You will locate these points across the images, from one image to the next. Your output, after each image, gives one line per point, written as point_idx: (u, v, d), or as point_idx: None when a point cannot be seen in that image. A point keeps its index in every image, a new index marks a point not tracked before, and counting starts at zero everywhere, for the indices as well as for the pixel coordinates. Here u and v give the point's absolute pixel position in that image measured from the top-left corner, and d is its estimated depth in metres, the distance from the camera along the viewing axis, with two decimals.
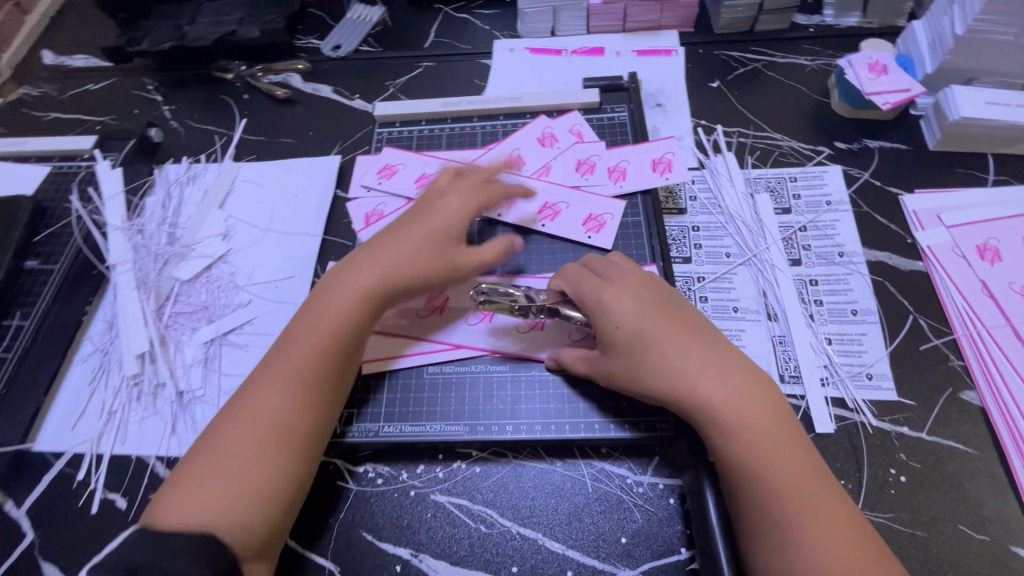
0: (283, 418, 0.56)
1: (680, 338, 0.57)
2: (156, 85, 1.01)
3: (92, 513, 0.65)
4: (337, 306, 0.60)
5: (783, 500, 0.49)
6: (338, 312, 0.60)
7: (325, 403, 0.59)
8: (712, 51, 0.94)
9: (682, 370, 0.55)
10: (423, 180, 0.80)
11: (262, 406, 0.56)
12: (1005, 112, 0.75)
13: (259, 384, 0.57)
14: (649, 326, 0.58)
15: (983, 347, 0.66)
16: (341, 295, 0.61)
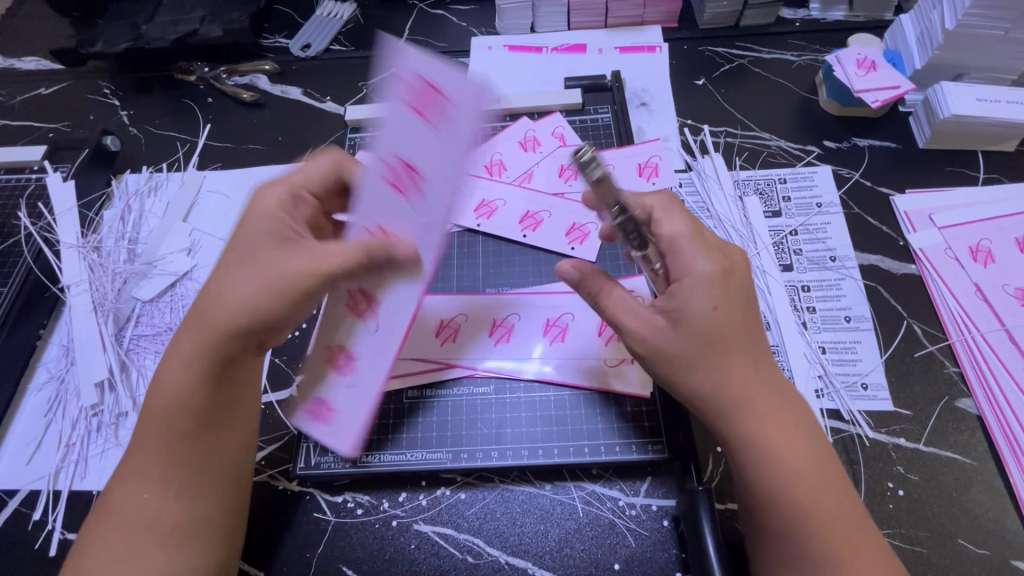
0: (155, 521, 0.48)
1: (726, 349, 0.48)
2: (113, 89, 0.95)
3: (50, 556, 0.61)
4: (178, 388, 0.50)
5: (829, 544, 0.45)
6: (180, 396, 0.50)
7: (205, 487, 0.51)
8: (697, 47, 0.91)
9: (722, 388, 0.48)
10: None
11: (126, 507, 0.49)
12: (996, 109, 0.73)
13: (122, 479, 0.49)
14: (694, 334, 0.48)
15: (979, 352, 0.64)
16: (178, 370, 0.50)
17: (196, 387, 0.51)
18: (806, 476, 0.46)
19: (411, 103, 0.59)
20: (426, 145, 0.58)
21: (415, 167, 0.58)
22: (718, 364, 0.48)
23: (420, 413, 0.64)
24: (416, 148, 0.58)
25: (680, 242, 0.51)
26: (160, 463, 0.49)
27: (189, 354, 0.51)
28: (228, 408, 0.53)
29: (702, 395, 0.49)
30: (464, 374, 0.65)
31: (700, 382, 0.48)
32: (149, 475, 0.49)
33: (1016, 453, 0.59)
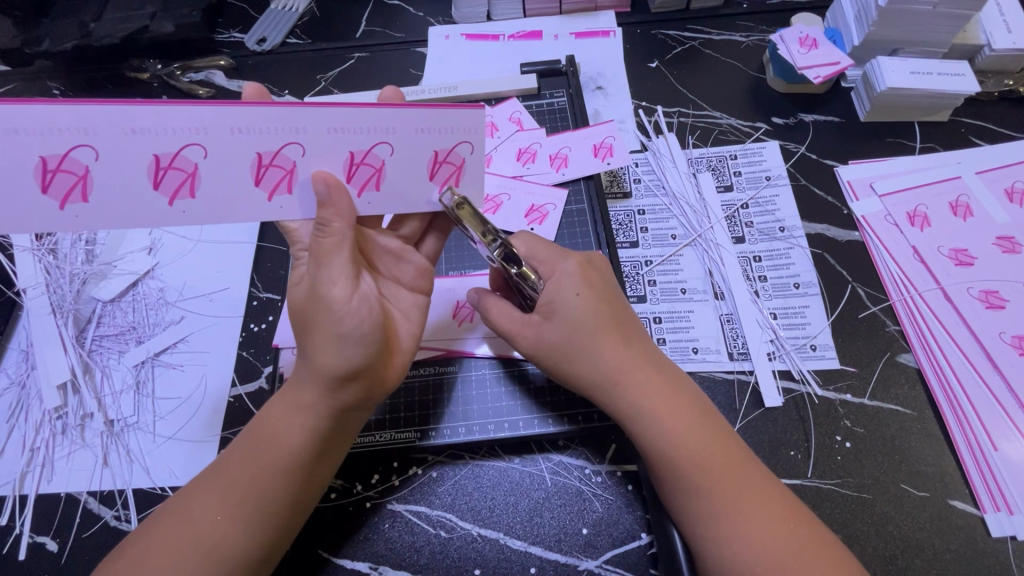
0: (219, 551, 0.48)
1: (608, 342, 0.54)
2: (63, 89, 0.94)
3: (19, 559, 0.61)
4: (292, 432, 0.51)
5: (724, 505, 0.48)
6: (292, 439, 0.51)
7: (277, 524, 0.51)
8: (649, 31, 0.93)
9: (604, 375, 0.53)
10: None
11: (190, 527, 0.48)
12: (928, 80, 0.77)
13: (196, 495, 0.50)
14: (568, 319, 0.54)
15: (916, 311, 0.68)
16: (291, 420, 0.51)
17: (308, 440, 0.51)
18: (688, 444, 0.51)
19: (184, 194, 0.47)
20: (161, 123, 0.44)
21: (167, 159, 0.45)
22: (596, 351, 0.54)
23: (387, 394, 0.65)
24: (265, 139, 0.46)
25: (538, 250, 0.57)
26: (243, 495, 0.49)
27: (306, 404, 0.51)
28: (326, 455, 0.54)
29: (582, 378, 0.54)
30: (458, 354, 0.67)
31: (574, 370, 0.55)
32: (229, 500, 0.49)
33: (952, 402, 0.63)
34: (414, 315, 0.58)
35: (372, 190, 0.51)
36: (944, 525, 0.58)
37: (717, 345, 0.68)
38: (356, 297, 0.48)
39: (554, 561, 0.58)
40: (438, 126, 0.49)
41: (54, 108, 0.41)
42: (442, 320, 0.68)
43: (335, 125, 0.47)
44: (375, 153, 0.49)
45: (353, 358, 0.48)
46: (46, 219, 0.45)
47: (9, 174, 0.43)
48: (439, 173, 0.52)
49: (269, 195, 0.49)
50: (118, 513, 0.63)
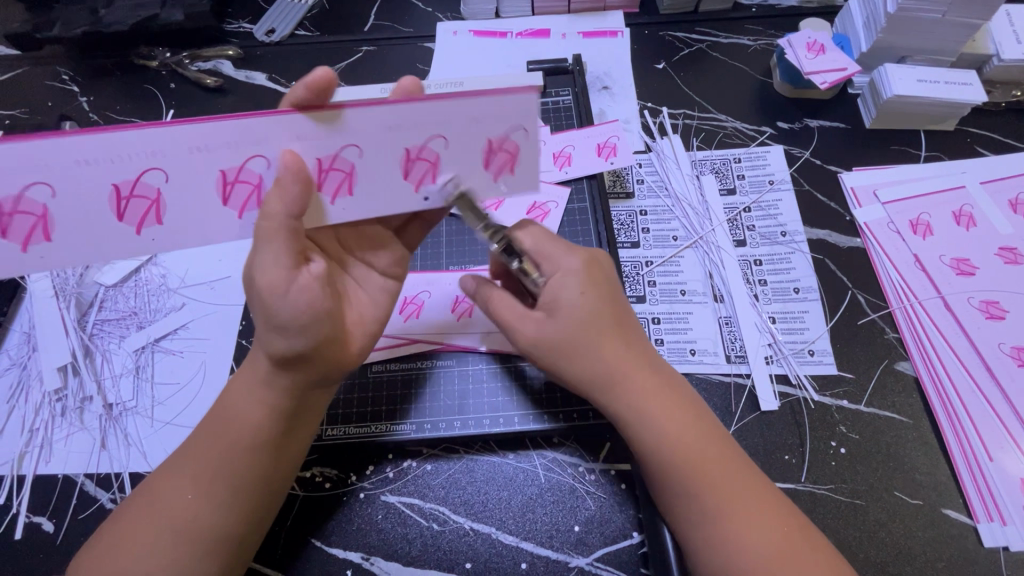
0: (192, 529, 0.49)
1: (608, 341, 0.54)
2: (72, 74, 0.94)
3: (16, 538, 0.61)
4: (246, 410, 0.51)
5: (723, 511, 0.48)
6: (246, 416, 0.51)
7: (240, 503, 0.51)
8: (658, 32, 0.93)
9: (604, 374, 0.53)
10: None
11: (164, 507, 0.49)
12: (935, 89, 0.76)
13: (167, 473, 0.51)
14: (572, 314, 0.54)
15: (917, 319, 0.68)
16: (247, 397, 0.51)
17: (266, 416, 0.51)
18: (682, 444, 0.51)
19: (250, 206, 0.48)
20: (223, 136, 0.45)
21: (234, 173, 0.47)
22: (597, 350, 0.53)
23: (385, 386, 0.66)
24: (324, 144, 0.47)
25: (544, 244, 0.57)
26: (211, 473, 0.50)
27: (259, 380, 0.51)
28: (286, 436, 0.53)
29: (583, 377, 0.54)
30: (459, 348, 0.67)
31: (573, 366, 0.54)
32: (195, 477, 0.50)
33: (949, 411, 0.63)
34: (373, 295, 0.59)
35: (429, 183, 0.51)
36: (936, 533, 0.58)
37: (715, 347, 0.68)
38: (294, 285, 0.45)
39: (545, 557, 0.58)
40: (492, 113, 0.48)
41: (125, 136, 0.44)
42: (441, 312, 0.68)
43: (389, 122, 0.47)
44: (430, 146, 0.49)
45: (296, 346, 0.47)
46: (121, 244, 0.48)
47: (86, 209, 0.46)
48: (493, 161, 0.51)
49: (331, 198, 0.49)
50: (114, 496, 0.63)
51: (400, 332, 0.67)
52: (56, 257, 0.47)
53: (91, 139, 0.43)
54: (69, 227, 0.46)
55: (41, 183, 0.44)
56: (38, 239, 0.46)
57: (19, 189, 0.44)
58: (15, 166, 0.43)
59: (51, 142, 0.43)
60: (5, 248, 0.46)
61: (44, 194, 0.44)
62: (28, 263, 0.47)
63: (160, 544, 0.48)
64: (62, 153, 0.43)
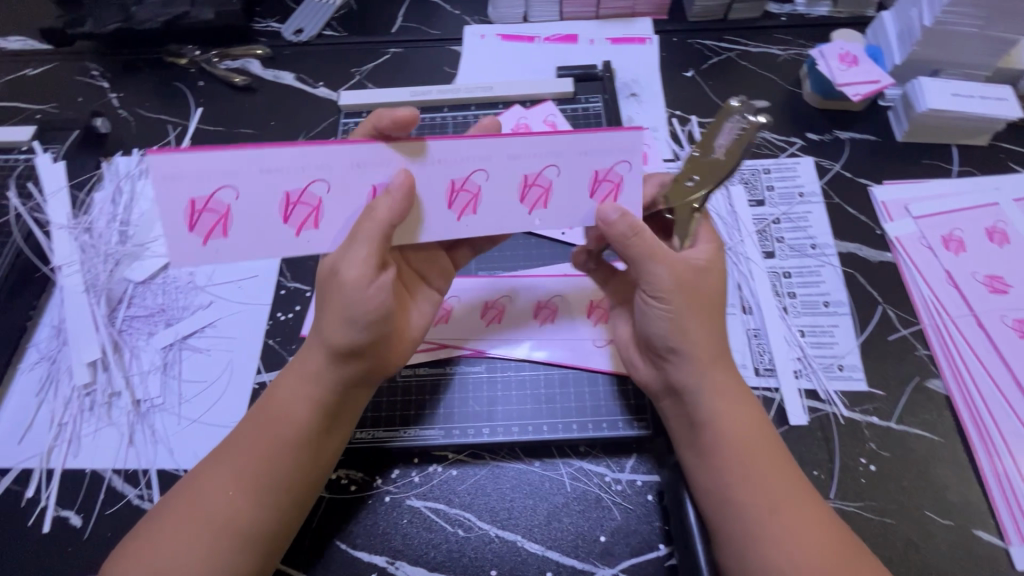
0: (232, 526, 0.50)
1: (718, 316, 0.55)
2: (102, 70, 0.94)
3: (44, 532, 0.62)
4: (296, 404, 0.53)
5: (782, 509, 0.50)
6: (297, 411, 0.53)
7: (284, 496, 0.52)
8: (686, 39, 0.93)
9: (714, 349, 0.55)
10: None
11: (205, 503, 0.50)
12: (970, 103, 0.76)
13: (211, 470, 0.52)
14: (704, 276, 0.55)
15: (948, 336, 0.67)
16: (295, 393, 0.53)
17: (311, 411, 0.53)
18: (752, 436, 0.53)
19: None
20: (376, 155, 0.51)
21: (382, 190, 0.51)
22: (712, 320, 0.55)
23: (412, 390, 0.66)
24: (457, 167, 0.52)
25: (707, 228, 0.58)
26: (258, 469, 0.51)
27: (310, 376, 0.53)
28: (331, 429, 0.55)
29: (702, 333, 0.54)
30: (487, 354, 0.67)
31: (693, 325, 0.54)
32: (241, 473, 0.51)
33: (981, 431, 0.62)
34: (425, 308, 0.62)
35: (541, 207, 0.53)
36: (968, 554, 0.57)
37: (743, 360, 0.68)
38: (373, 283, 0.50)
39: (570, 566, 0.58)
40: (600, 145, 0.52)
41: (301, 150, 0.50)
42: (469, 319, 0.69)
43: (514, 152, 0.51)
44: (545, 173, 0.52)
45: (359, 338, 0.51)
46: (279, 244, 0.52)
47: (261, 212, 0.51)
48: (598, 191, 0.53)
49: (458, 215, 0.53)
50: (141, 492, 0.64)
51: (429, 337, 0.68)
52: (227, 252, 0.52)
53: (281, 151, 0.49)
54: (243, 227, 0.51)
55: (229, 187, 0.50)
56: (216, 235, 0.51)
57: (204, 192, 0.50)
58: (214, 171, 0.49)
59: (240, 153, 0.49)
60: (186, 243, 0.51)
61: (229, 196, 0.50)
62: (202, 257, 0.52)
63: (207, 534, 0.49)
64: (248, 163, 0.49)
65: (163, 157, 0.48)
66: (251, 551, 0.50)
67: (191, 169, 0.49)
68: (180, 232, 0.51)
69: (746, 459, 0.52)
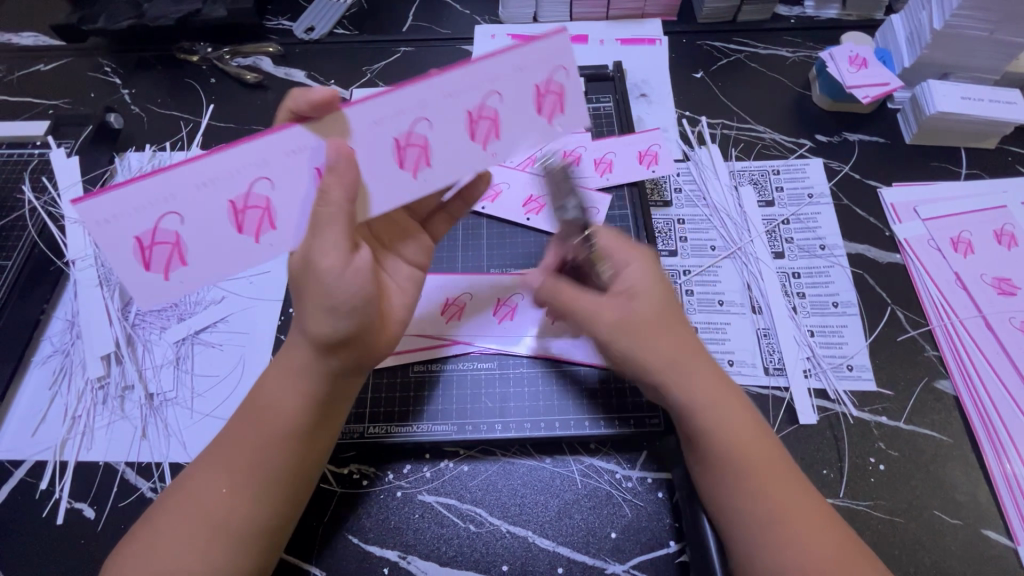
0: (226, 524, 0.50)
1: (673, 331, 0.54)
2: (114, 67, 0.95)
3: (58, 524, 0.62)
4: (279, 402, 0.52)
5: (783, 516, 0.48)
6: (281, 408, 0.52)
7: (272, 495, 0.52)
8: (696, 41, 0.94)
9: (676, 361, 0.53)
10: (531, 203, 0.77)
11: (198, 502, 0.50)
12: (979, 107, 0.76)
13: (201, 470, 0.52)
14: (637, 303, 0.54)
15: (957, 337, 0.68)
16: (279, 389, 0.52)
17: (295, 407, 0.52)
18: (744, 442, 0.51)
19: None
20: (295, 134, 0.48)
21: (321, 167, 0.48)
22: (664, 335, 0.54)
23: (424, 386, 0.66)
24: (397, 124, 0.49)
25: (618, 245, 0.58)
26: (244, 470, 0.51)
27: (292, 372, 0.52)
28: (317, 425, 0.54)
29: (659, 357, 0.53)
30: (499, 351, 0.67)
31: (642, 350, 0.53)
32: (230, 474, 0.51)
33: (990, 432, 0.63)
34: (401, 281, 0.61)
35: (495, 139, 0.52)
36: (977, 553, 0.58)
37: (753, 359, 0.68)
38: (348, 267, 0.48)
39: (581, 562, 0.58)
40: (529, 59, 0.50)
41: (230, 155, 0.47)
42: (480, 316, 0.69)
43: (446, 90, 0.49)
44: (487, 103, 0.50)
45: (338, 329, 0.49)
46: (243, 258, 0.50)
47: (216, 224, 0.48)
48: (544, 104, 0.52)
49: (415, 172, 0.51)
50: (154, 485, 0.64)
51: (442, 333, 0.68)
52: (192, 279, 0.50)
53: (208, 162, 0.47)
54: (199, 250, 0.49)
55: (172, 213, 0.47)
56: (175, 265, 0.49)
57: (144, 226, 0.47)
58: (147, 200, 0.47)
59: (173, 175, 0.47)
60: (147, 281, 0.49)
61: (174, 222, 0.48)
62: (167, 292, 0.50)
63: (198, 535, 0.49)
64: (178, 185, 0.47)
65: (95, 202, 0.46)
66: (242, 552, 0.50)
67: (125, 206, 0.47)
68: (136, 273, 0.49)
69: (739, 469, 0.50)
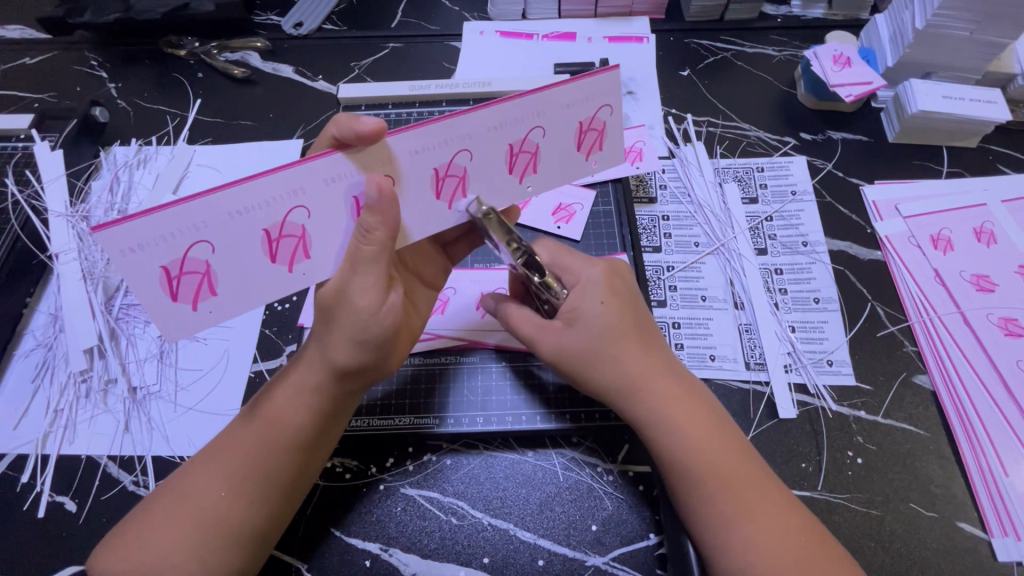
0: (223, 526, 0.50)
1: (639, 351, 0.55)
2: (101, 60, 0.94)
3: (38, 517, 0.62)
4: (292, 414, 0.53)
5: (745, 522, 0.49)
6: (292, 420, 0.53)
7: (273, 501, 0.52)
8: (683, 39, 0.94)
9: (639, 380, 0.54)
10: (561, 211, 0.76)
11: (197, 501, 0.50)
12: (960, 106, 0.77)
13: (201, 470, 0.52)
14: (594, 326, 0.55)
15: (935, 334, 0.68)
16: (293, 401, 0.53)
17: (309, 420, 0.53)
18: (713, 452, 0.52)
19: None
20: (335, 165, 0.45)
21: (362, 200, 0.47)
22: (619, 357, 0.54)
23: (408, 380, 0.66)
24: (439, 154, 0.47)
25: (562, 258, 0.58)
26: (246, 476, 0.51)
27: (309, 388, 0.53)
28: (324, 437, 0.55)
29: (604, 383, 0.55)
30: (482, 345, 0.68)
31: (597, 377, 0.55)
32: (230, 477, 0.51)
33: (966, 427, 0.64)
34: (424, 308, 0.61)
35: (530, 174, 0.51)
36: (951, 545, 0.58)
37: (734, 354, 0.69)
38: (384, 305, 0.49)
39: (562, 555, 0.59)
40: (578, 96, 0.48)
41: (262, 183, 0.44)
42: (463, 310, 0.70)
43: (493, 122, 0.47)
44: (530, 138, 0.49)
45: (363, 359, 0.51)
46: (275, 285, 0.49)
47: (248, 253, 0.46)
48: (584, 142, 0.51)
49: (449, 203, 0.50)
50: (136, 478, 0.64)
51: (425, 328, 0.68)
52: (222, 308, 0.48)
53: (240, 190, 0.43)
54: (230, 280, 0.47)
55: (202, 242, 0.44)
56: (204, 295, 0.47)
57: (172, 256, 0.44)
58: (173, 230, 0.43)
59: (201, 202, 0.43)
60: (173, 312, 0.47)
61: (204, 251, 0.45)
62: (195, 322, 0.48)
63: (193, 534, 0.49)
64: (206, 213, 0.43)
65: (118, 229, 0.42)
66: (237, 554, 0.50)
67: (150, 235, 0.43)
68: (163, 303, 0.46)
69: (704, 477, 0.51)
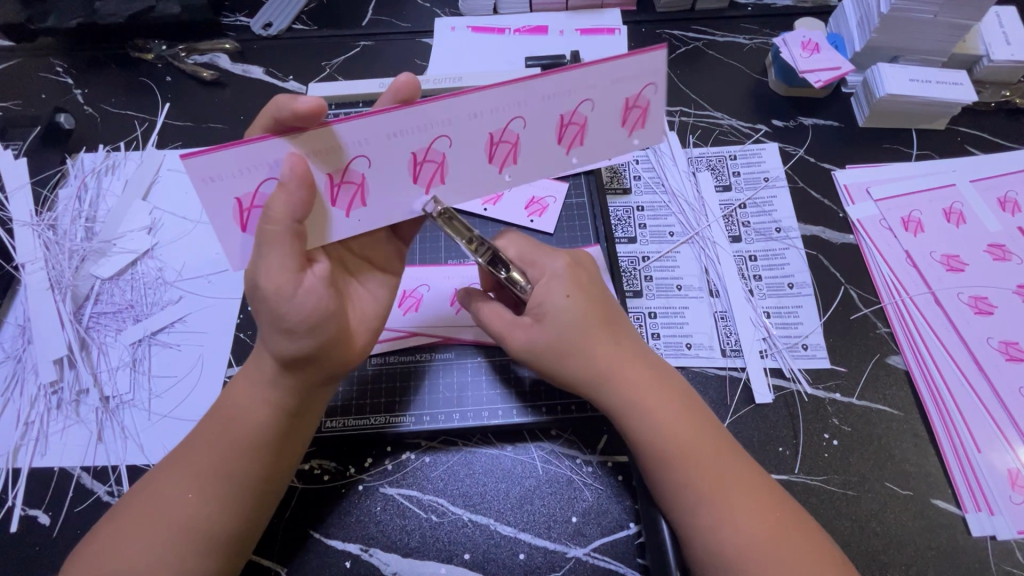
0: (191, 526, 0.49)
1: (610, 340, 0.55)
2: (66, 67, 0.93)
3: (11, 531, 0.61)
4: (253, 409, 0.52)
5: (721, 504, 0.49)
6: (253, 416, 0.52)
7: (241, 500, 0.51)
8: (655, 30, 0.94)
9: (609, 372, 0.54)
10: (533, 205, 0.76)
11: (165, 503, 0.50)
12: (927, 88, 0.78)
13: (171, 471, 0.52)
14: (561, 319, 0.54)
15: (907, 313, 0.69)
16: (250, 395, 0.52)
17: (269, 415, 0.52)
18: (689, 438, 0.52)
19: (435, 182, 0.49)
20: (400, 117, 0.45)
21: (421, 155, 0.47)
22: (585, 350, 0.54)
23: (384, 379, 0.66)
24: (492, 120, 0.46)
25: (528, 253, 0.57)
26: (213, 474, 0.50)
27: (263, 381, 0.52)
28: (292, 432, 0.54)
29: (571, 377, 0.55)
30: (458, 340, 0.68)
31: (565, 370, 0.55)
32: (194, 475, 0.51)
33: (939, 404, 0.64)
34: (378, 293, 0.59)
35: (577, 146, 0.49)
36: (927, 521, 0.59)
37: (710, 341, 0.69)
38: (305, 287, 0.47)
39: (543, 548, 0.59)
40: (626, 72, 0.46)
41: (335, 126, 0.45)
42: (437, 308, 0.69)
43: (548, 91, 0.46)
44: (579, 110, 0.47)
45: (302, 348, 0.49)
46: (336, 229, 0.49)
47: None
48: (628, 118, 0.49)
49: (500, 168, 0.49)
50: (111, 489, 0.63)
51: (400, 327, 0.68)
52: None
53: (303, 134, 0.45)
54: None
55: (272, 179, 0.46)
56: None
57: (247, 188, 0.46)
58: (249, 165, 0.45)
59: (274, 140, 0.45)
60: (242, 244, 0.49)
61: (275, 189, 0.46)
62: None
63: (158, 536, 0.49)
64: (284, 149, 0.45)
65: (199, 161, 0.44)
66: (206, 554, 0.50)
67: (228, 167, 0.45)
68: (233, 235, 0.48)
69: (680, 463, 0.51)
